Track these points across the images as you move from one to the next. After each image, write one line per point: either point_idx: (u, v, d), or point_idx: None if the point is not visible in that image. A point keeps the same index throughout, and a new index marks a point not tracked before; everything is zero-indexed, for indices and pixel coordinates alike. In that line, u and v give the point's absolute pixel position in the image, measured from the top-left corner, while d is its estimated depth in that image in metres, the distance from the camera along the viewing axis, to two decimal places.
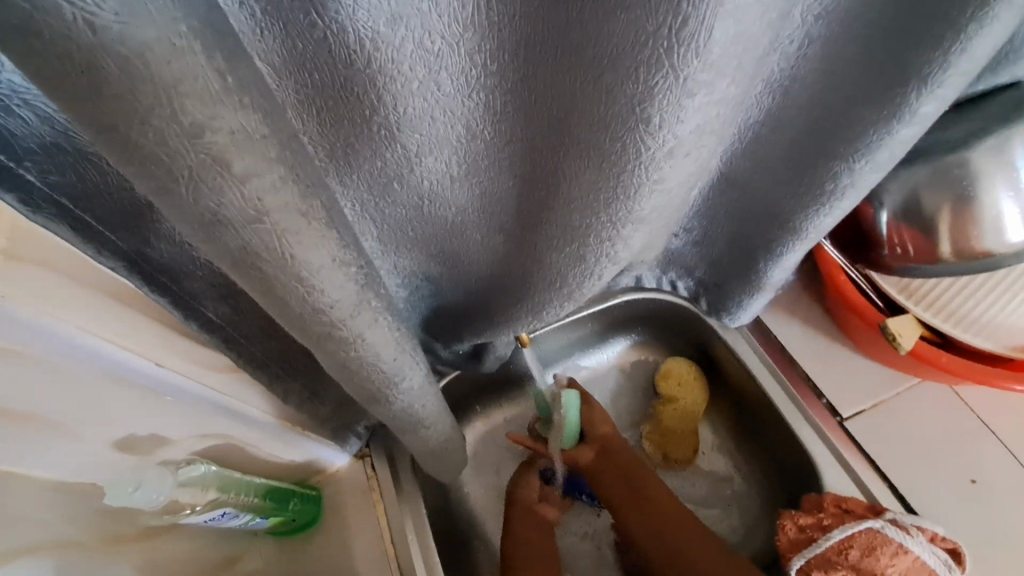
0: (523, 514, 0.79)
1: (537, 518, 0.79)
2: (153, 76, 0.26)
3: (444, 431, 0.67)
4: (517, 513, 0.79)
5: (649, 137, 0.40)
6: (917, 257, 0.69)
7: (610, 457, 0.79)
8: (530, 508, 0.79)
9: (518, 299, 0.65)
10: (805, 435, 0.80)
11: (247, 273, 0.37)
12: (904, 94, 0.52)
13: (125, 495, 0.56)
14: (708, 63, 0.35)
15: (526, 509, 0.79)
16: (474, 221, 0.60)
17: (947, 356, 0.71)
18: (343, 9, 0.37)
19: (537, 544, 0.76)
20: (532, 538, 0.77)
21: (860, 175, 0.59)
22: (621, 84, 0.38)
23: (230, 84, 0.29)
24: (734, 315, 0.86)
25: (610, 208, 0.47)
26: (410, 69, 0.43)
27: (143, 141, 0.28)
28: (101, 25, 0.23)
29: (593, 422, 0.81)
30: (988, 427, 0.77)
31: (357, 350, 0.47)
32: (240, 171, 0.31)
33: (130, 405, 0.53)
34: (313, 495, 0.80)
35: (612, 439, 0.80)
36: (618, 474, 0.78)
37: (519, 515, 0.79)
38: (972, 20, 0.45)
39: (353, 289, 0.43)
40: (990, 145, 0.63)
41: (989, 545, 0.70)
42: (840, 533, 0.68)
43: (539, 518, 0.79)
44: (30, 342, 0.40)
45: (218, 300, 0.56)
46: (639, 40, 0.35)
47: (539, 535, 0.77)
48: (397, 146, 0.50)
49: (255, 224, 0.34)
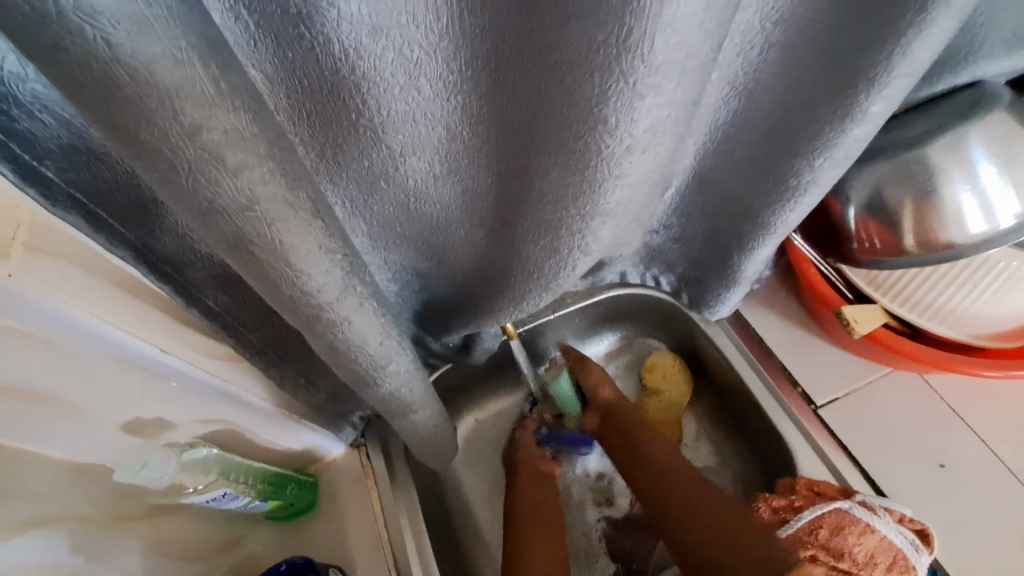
0: (528, 472, 0.85)
1: (537, 474, 0.85)
2: (158, 83, 0.30)
3: (432, 416, 0.71)
4: (521, 472, 0.85)
5: (608, 135, 0.44)
6: (883, 249, 0.72)
7: (610, 417, 0.86)
8: (532, 467, 0.85)
9: (501, 290, 0.69)
10: (780, 421, 0.83)
11: (241, 258, 0.41)
12: (855, 94, 0.55)
13: (132, 472, 0.59)
14: (653, 68, 0.39)
15: (530, 465, 0.86)
16: (458, 217, 0.64)
17: (910, 343, 0.75)
18: (328, 22, 0.41)
19: (540, 507, 0.80)
20: (536, 500, 0.81)
21: (821, 172, 0.63)
22: (580, 87, 0.42)
23: (224, 89, 0.33)
24: (712, 309, 0.90)
25: (578, 203, 0.51)
26: (391, 75, 0.47)
27: (148, 137, 0.32)
28: (115, 42, 0.28)
29: (593, 386, 0.88)
30: (957, 414, 0.79)
31: (344, 334, 0.51)
32: (232, 165, 0.35)
33: (136, 388, 0.57)
34: (308, 482, 0.84)
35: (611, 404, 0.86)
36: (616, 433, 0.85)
37: (525, 477, 0.85)
38: (910, 25, 0.49)
39: (339, 275, 0.47)
40: (948, 141, 0.66)
41: (956, 525, 0.73)
42: (811, 513, 0.70)
43: (540, 476, 0.84)
44: (47, 326, 0.45)
45: (218, 289, 0.60)
46: (591, 48, 0.39)
47: (544, 498, 0.82)
48: (383, 147, 0.54)
49: (248, 212, 0.38)
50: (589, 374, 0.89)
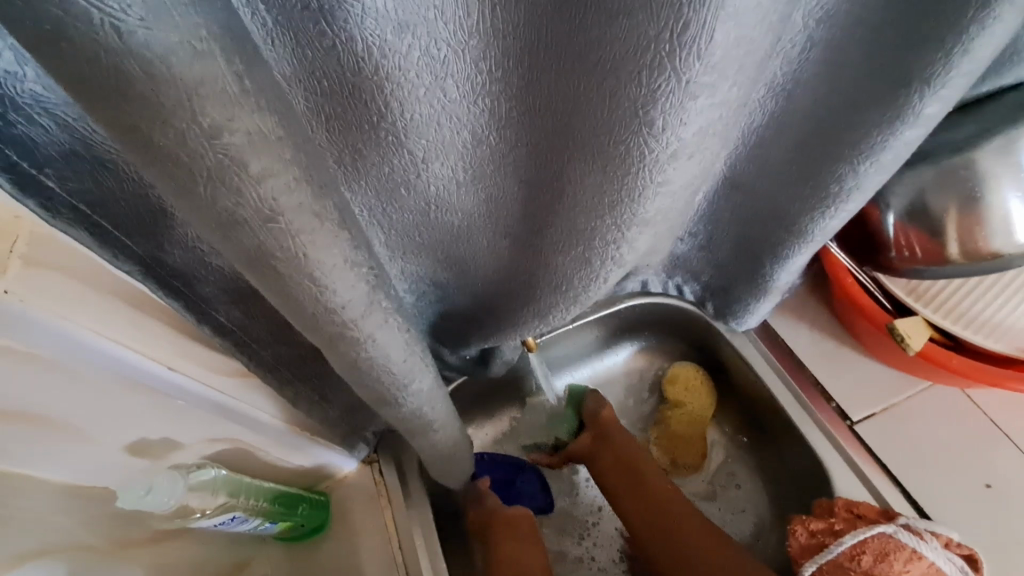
0: (505, 530, 0.76)
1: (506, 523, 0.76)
2: (176, 78, 0.27)
3: (453, 435, 0.67)
4: (499, 529, 0.76)
5: (652, 139, 0.41)
6: (925, 258, 0.69)
7: (607, 442, 0.80)
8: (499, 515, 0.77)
9: (525, 302, 0.66)
10: (814, 436, 0.79)
11: (261, 273, 0.38)
12: (908, 93, 0.52)
13: (137, 497, 0.56)
14: (710, 66, 0.36)
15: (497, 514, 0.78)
16: (480, 225, 0.61)
17: (958, 358, 0.70)
18: (352, 18, 0.38)
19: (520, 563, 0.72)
20: (516, 555, 0.73)
21: (865, 177, 0.59)
22: (624, 88, 0.39)
23: (248, 87, 0.30)
24: (741, 318, 0.86)
25: (615, 211, 0.48)
26: (417, 77, 0.44)
27: (165, 140, 0.29)
28: (127, 31, 0.24)
29: (592, 411, 0.84)
30: (1001, 430, 0.76)
31: (369, 351, 0.48)
32: (256, 172, 0.32)
33: (142, 406, 0.53)
34: (320, 500, 0.81)
35: (608, 428, 0.81)
36: (614, 460, 0.79)
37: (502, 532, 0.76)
38: (972, 21, 0.45)
39: (364, 290, 0.44)
40: (997, 145, 0.62)
41: (1008, 549, 0.68)
42: (852, 538, 0.66)
43: (509, 526, 0.76)
44: (49, 345, 0.41)
45: (229, 302, 0.57)
46: (641, 44, 0.36)
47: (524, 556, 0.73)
48: (405, 151, 0.50)
49: (270, 224, 0.34)
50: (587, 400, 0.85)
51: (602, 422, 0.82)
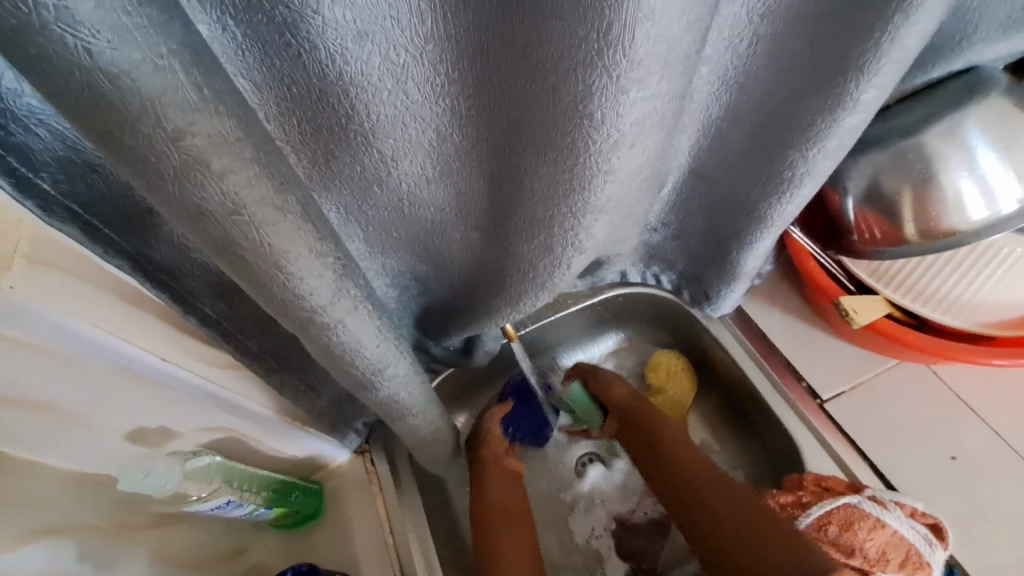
0: (493, 470, 0.81)
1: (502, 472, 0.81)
2: (139, 89, 0.30)
3: (433, 419, 0.71)
4: (487, 471, 0.81)
5: (594, 131, 0.44)
6: (884, 240, 0.71)
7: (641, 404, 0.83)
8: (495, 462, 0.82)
9: (498, 291, 0.69)
10: (783, 414, 0.82)
11: (231, 261, 0.42)
12: (844, 83, 0.55)
13: (135, 481, 0.60)
14: (636, 62, 0.40)
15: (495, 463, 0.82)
16: (453, 219, 0.65)
17: (914, 334, 0.74)
18: (313, 29, 0.42)
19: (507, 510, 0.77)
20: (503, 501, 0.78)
21: (814, 164, 0.63)
22: (564, 84, 0.43)
23: (207, 95, 0.34)
24: (713, 305, 0.89)
25: (570, 199, 0.51)
26: (379, 80, 0.48)
27: (133, 143, 0.32)
28: (96, 51, 0.28)
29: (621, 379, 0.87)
30: (965, 403, 0.78)
31: (340, 336, 0.51)
32: (217, 169, 0.36)
33: (138, 395, 0.57)
34: (315, 488, 0.84)
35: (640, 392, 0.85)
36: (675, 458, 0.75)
37: (490, 474, 0.80)
38: (896, 11, 0.48)
39: (330, 279, 0.47)
40: (943, 129, 0.65)
41: (970, 518, 0.71)
42: (819, 508, 0.69)
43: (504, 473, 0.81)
44: (48, 337, 0.45)
45: (214, 296, 0.61)
46: (573, 43, 0.39)
47: (511, 497, 0.78)
48: (374, 151, 0.54)
49: (235, 216, 0.38)
50: (611, 393, 0.85)
51: (646, 413, 0.81)
